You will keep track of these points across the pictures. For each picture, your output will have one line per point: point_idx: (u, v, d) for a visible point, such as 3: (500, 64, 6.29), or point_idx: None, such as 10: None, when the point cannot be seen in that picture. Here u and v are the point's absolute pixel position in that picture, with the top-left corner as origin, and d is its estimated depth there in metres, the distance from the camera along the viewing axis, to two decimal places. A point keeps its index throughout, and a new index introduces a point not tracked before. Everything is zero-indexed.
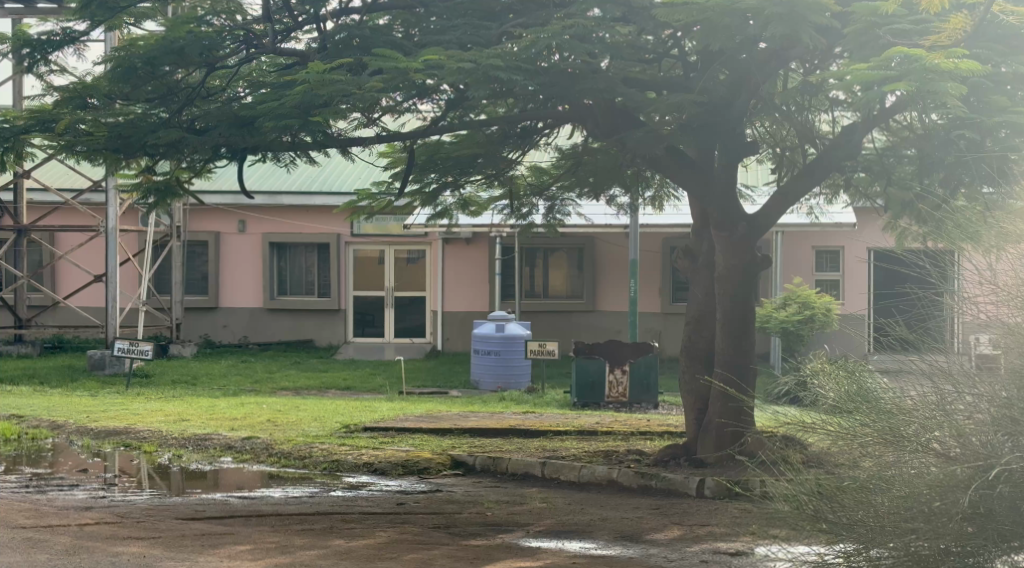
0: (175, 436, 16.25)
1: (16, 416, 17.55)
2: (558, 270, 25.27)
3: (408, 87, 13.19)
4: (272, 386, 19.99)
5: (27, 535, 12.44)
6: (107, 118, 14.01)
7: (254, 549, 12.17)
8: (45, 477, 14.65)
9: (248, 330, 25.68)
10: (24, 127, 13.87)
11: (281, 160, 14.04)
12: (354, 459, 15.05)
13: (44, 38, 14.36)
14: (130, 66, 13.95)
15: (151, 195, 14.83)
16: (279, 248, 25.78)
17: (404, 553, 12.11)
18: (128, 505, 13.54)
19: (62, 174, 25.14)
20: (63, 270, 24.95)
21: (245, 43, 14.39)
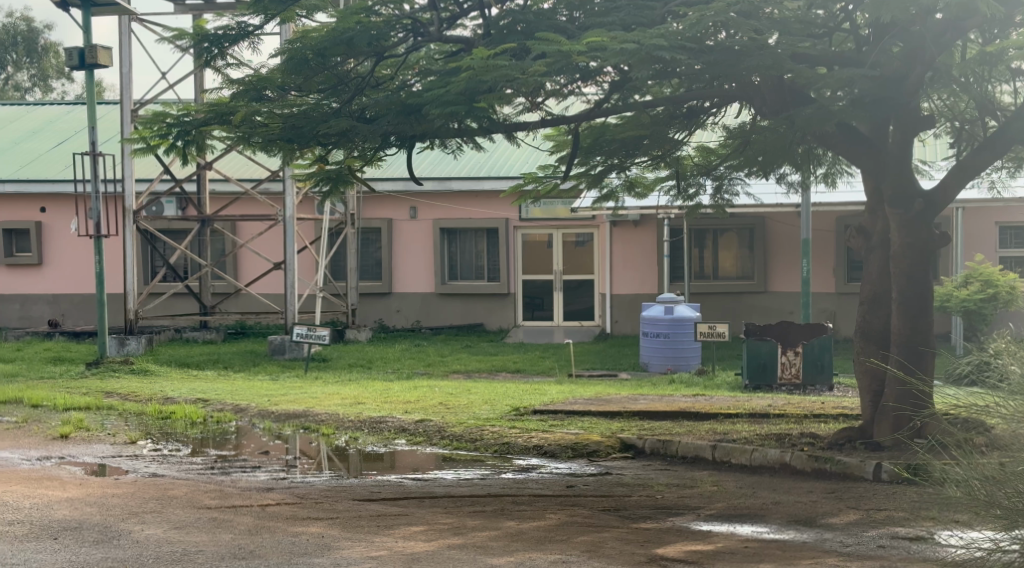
0: (352, 418, 16.55)
1: (202, 399, 18.09)
2: (729, 252, 25.08)
3: (572, 70, 13.26)
4: (444, 369, 20.26)
5: (213, 516, 12.82)
6: (282, 109, 14.33)
7: (428, 531, 12.36)
8: (229, 459, 15.08)
9: (420, 315, 26.03)
10: (202, 120, 14.39)
11: (448, 147, 14.33)
12: (524, 441, 15.19)
13: (220, 33, 14.83)
14: (302, 58, 14.23)
15: (323, 184, 15.00)
16: (450, 234, 26.03)
17: (574, 535, 12.18)
18: (308, 487, 13.86)
19: (243, 165, 25.76)
20: (245, 258, 25.60)
21: (413, 32, 14.56)
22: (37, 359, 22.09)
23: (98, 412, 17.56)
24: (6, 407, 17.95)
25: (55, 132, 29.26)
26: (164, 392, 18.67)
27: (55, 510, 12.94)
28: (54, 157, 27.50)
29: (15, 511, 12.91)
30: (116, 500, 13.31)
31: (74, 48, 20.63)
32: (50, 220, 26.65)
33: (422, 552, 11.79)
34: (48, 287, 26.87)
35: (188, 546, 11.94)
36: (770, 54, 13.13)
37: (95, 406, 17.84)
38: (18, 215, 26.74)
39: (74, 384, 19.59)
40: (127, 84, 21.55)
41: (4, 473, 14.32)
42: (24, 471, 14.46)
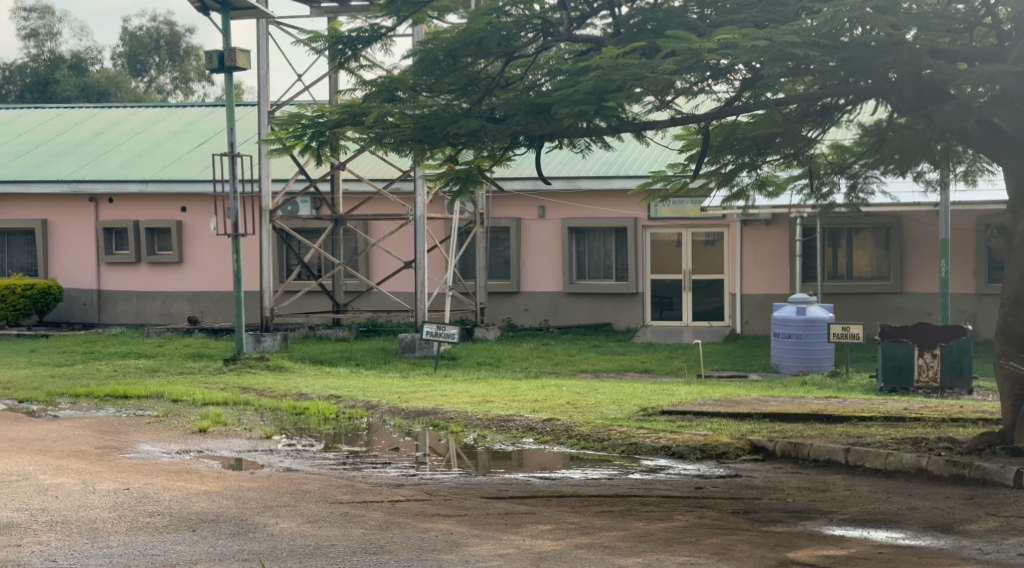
0: (480, 416, 16.59)
1: (334, 396, 18.29)
2: (864, 251, 24.69)
3: (703, 68, 13.15)
4: (572, 369, 20.20)
5: (345, 510, 12.94)
6: (414, 110, 14.42)
7: (556, 530, 12.33)
8: (360, 455, 15.21)
9: (549, 313, 26.08)
10: (336, 121, 14.55)
11: (577, 146, 14.35)
12: (652, 442, 15.09)
13: (354, 34, 14.97)
14: (433, 59, 14.32)
15: (453, 184, 15.00)
16: (578, 233, 26.02)
17: (703, 537, 12.06)
18: (437, 483, 13.92)
19: (376, 165, 26.01)
20: (376, 257, 25.85)
21: (542, 32, 14.56)
22: (177, 355, 22.51)
23: (235, 407, 17.84)
24: (147, 401, 18.31)
25: (196, 133, 29.82)
26: (299, 388, 18.89)
27: (193, 503, 13.16)
28: (194, 157, 28.01)
29: (155, 502, 13.15)
30: (252, 493, 13.50)
31: (215, 52, 20.98)
32: (191, 219, 27.17)
33: (551, 551, 11.77)
34: (189, 285, 27.37)
35: (321, 540, 12.06)
36: (908, 49, 12.86)
37: (232, 401, 18.12)
38: (160, 214, 27.30)
39: (213, 379, 19.92)
40: (265, 86, 21.87)
41: (144, 466, 14.61)
42: (163, 464, 14.72)
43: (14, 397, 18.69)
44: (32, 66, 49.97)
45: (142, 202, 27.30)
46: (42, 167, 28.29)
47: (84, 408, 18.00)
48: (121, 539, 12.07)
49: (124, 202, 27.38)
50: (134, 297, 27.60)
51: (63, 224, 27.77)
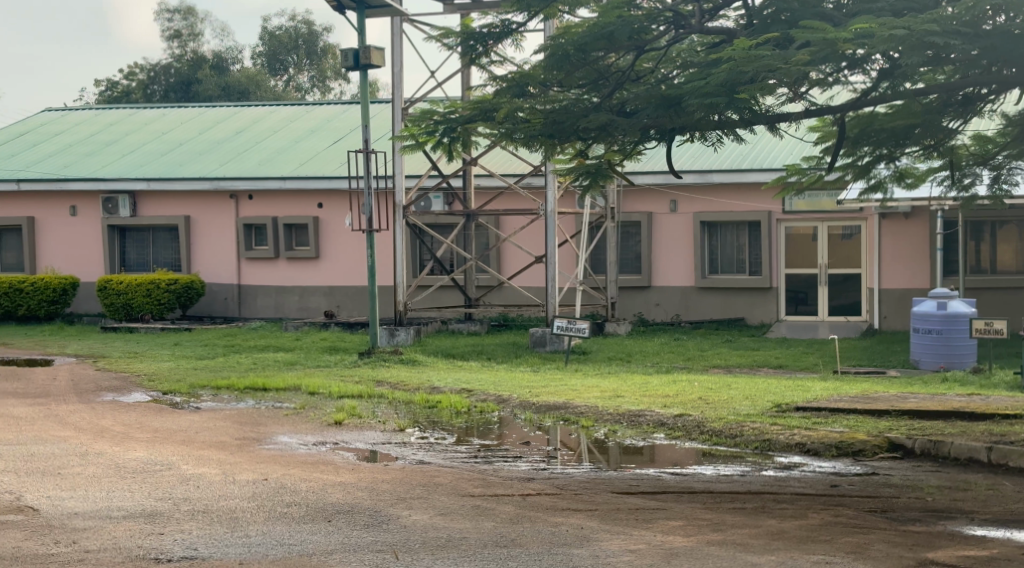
0: (611, 411, 16.51)
1: (466, 389, 18.34)
2: (1008, 245, 24.18)
3: (838, 60, 12.95)
4: (705, 364, 20.03)
5: (476, 503, 12.96)
6: (544, 105, 14.47)
7: (687, 526, 12.22)
8: (492, 448, 15.23)
9: (680, 309, 25.96)
10: (467, 117, 14.65)
11: (709, 139, 14.13)
12: (786, 438, 14.89)
13: (485, 30, 15.05)
14: (566, 53, 14.32)
15: (582, 178, 14.91)
16: (710, 227, 25.86)
17: (839, 536, 11.89)
18: (568, 478, 13.89)
19: (507, 160, 26.07)
20: (507, 252, 25.92)
21: (673, 24, 14.39)
22: (313, 348, 22.75)
23: (369, 400, 17.98)
24: (285, 393, 18.54)
25: (331, 131, 30.09)
26: (432, 382, 19.00)
27: (329, 493, 13.28)
28: (331, 155, 28.25)
29: (292, 493, 13.29)
30: (386, 485, 13.58)
31: (350, 49, 21.14)
32: (327, 215, 27.45)
33: (682, 547, 11.67)
34: (324, 279, 27.63)
35: (453, 533, 12.10)
36: None
37: (367, 394, 18.26)
38: (296, 209, 27.65)
39: (347, 373, 20.11)
40: (398, 83, 22.01)
41: (282, 457, 14.78)
42: (301, 455, 14.88)
43: (158, 389, 19.05)
44: (175, 65, 50.78)
45: (279, 198, 27.71)
46: (184, 164, 28.77)
47: (225, 399, 18.27)
48: (259, 529, 12.21)
49: (264, 200, 27.84)
50: (273, 292, 27.96)
51: (202, 220, 28.35)
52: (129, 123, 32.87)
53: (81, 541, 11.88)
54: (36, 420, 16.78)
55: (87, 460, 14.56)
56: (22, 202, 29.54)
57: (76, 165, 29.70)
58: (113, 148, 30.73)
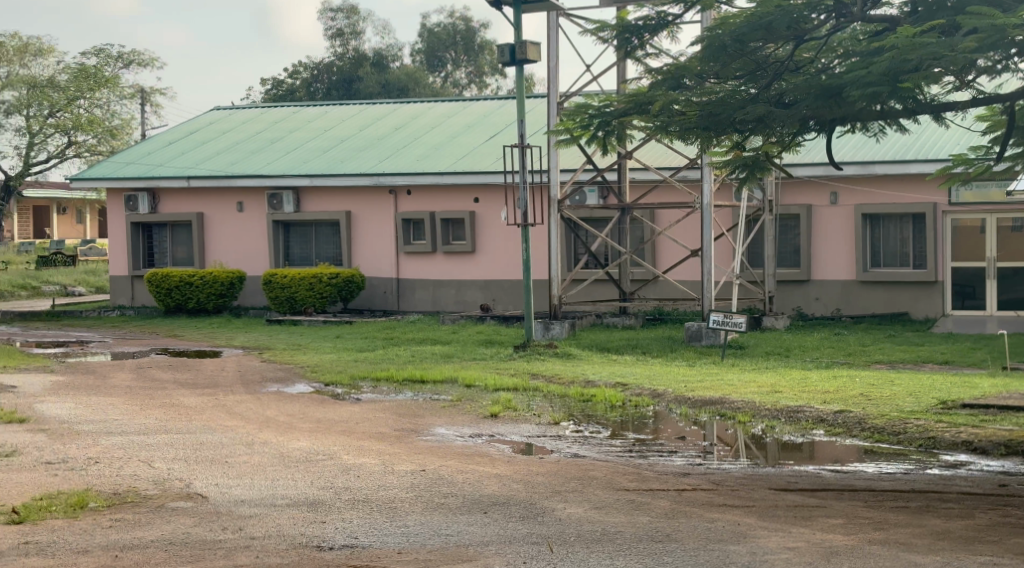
0: (769, 406, 16.31)
1: (621, 383, 18.25)
2: None
3: (1007, 46, 12.63)
4: (866, 360, 19.68)
5: (631, 498, 12.88)
6: (700, 97, 14.31)
7: (848, 524, 12.01)
8: (647, 443, 15.13)
9: (841, 303, 25.61)
10: (623, 110, 14.65)
11: (871, 129, 13.96)
12: (952, 436, 14.55)
13: (641, 22, 15.18)
14: (723, 44, 14.27)
15: (739, 171, 14.63)
16: (873, 220, 25.39)
17: (1007, 537, 11.58)
18: (725, 473, 13.75)
19: (663, 153, 25.91)
20: (663, 245, 25.76)
21: (835, 12, 14.13)
22: (470, 341, 22.84)
23: (525, 393, 17.99)
24: (442, 386, 18.65)
25: (488, 126, 30.19)
26: (587, 376, 18.95)
27: (485, 485, 13.31)
28: (487, 149, 28.33)
29: (450, 484, 13.34)
30: (542, 478, 13.58)
31: (506, 45, 21.20)
32: (483, 208, 27.53)
33: (843, 546, 11.46)
34: (481, 273, 27.71)
35: (608, 526, 12.04)
36: None
37: (522, 387, 18.28)
38: (452, 204, 27.78)
39: (504, 366, 20.16)
40: (554, 77, 22.00)
41: (440, 448, 14.85)
42: (457, 447, 14.94)
43: (319, 381, 19.31)
44: (338, 63, 51.55)
45: (436, 193, 27.87)
46: (345, 161, 29.11)
47: (384, 391, 18.44)
48: (417, 519, 12.28)
49: (421, 195, 28.00)
50: (430, 285, 28.16)
51: (361, 214, 28.66)
52: (291, 121, 33.33)
53: (246, 528, 12.05)
54: (203, 409, 17.11)
55: (251, 449, 14.79)
56: (190, 198, 30.25)
57: (241, 161, 30.33)
58: (277, 146, 31.20)
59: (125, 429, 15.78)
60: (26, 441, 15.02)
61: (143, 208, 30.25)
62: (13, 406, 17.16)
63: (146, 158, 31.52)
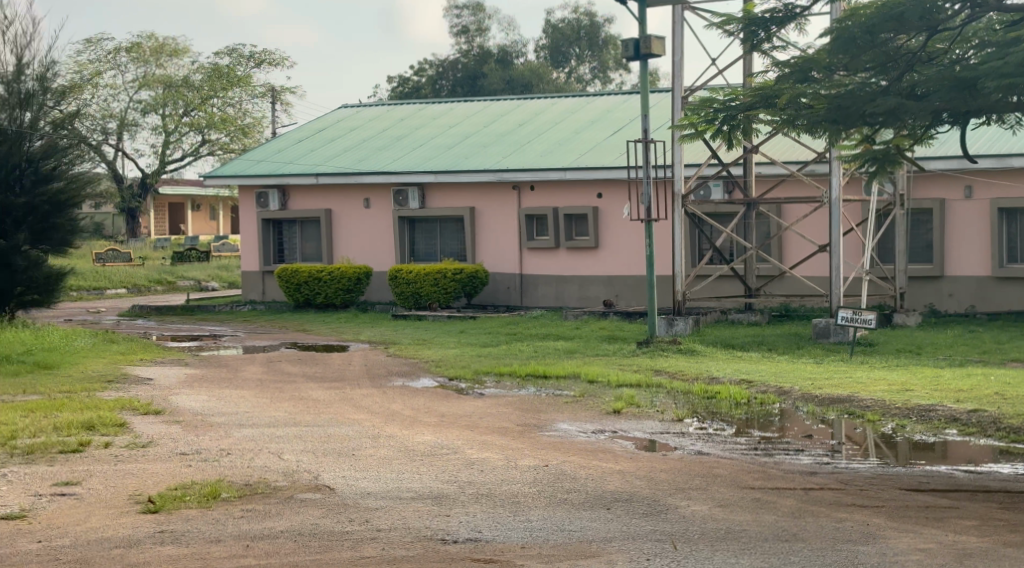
0: (900, 405, 16.00)
1: (747, 381, 18.02)
2: None
3: None
4: (1000, 358, 19.23)
5: (758, 496, 12.69)
6: (829, 90, 14.08)
7: (981, 526, 11.71)
8: (773, 441, 14.92)
9: (975, 300, 25.11)
10: (749, 104, 14.78)
11: (1006, 122, 13.62)
12: None
13: (767, 15, 15.16)
14: (854, 37, 13.99)
15: (870, 165, 14.31)
16: (1008, 214, 24.81)
17: None
18: (852, 472, 13.50)
19: (789, 147, 25.57)
20: (791, 241, 25.44)
21: (970, 3, 13.73)
22: (593, 337, 22.74)
23: (648, 389, 17.83)
24: (565, 381, 18.57)
25: (613, 121, 30.03)
26: (712, 372, 18.75)
27: (609, 482, 13.20)
28: (612, 145, 28.18)
29: (572, 480, 13.26)
30: (665, 474, 13.44)
31: (631, 39, 21.05)
32: (607, 204, 27.31)
33: (975, 548, 11.19)
34: (605, 270, 27.51)
35: (732, 525, 11.88)
36: None
37: (645, 383, 18.12)
38: (576, 199, 27.62)
39: (627, 362, 20.02)
40: (678, 72, 21.79)
41: (564, 444, 14.78)
42: (580, 443, 14.85)
43: (443, 375, 19.35)
44: (463, 61, 51.71)
45: (560, 189, 27.74)
46: (469, 157, 29.16)
47: (507, 386, 18.42)
48: (541, 515, 12.21)
49: (545, 190, 27.93)
50: (553, 281, 28.08)
51: (485, 210, 28.69)
52: (417, 119, 33.46)
53: (372, 520, 12.07)
54: (330, 403, 17.22)
55: (378, 442, 14.84)
56: (317, 195, 30.57)
57: (366, 158, 30.51)
58: (402, 143, 31.35)
59: (256, 422, 15.92)
60: (160, 432, 15.22)
61: (273, 205, 30.70)
62: (148, 397, 17.43)
63: (276, 155, 31.91)
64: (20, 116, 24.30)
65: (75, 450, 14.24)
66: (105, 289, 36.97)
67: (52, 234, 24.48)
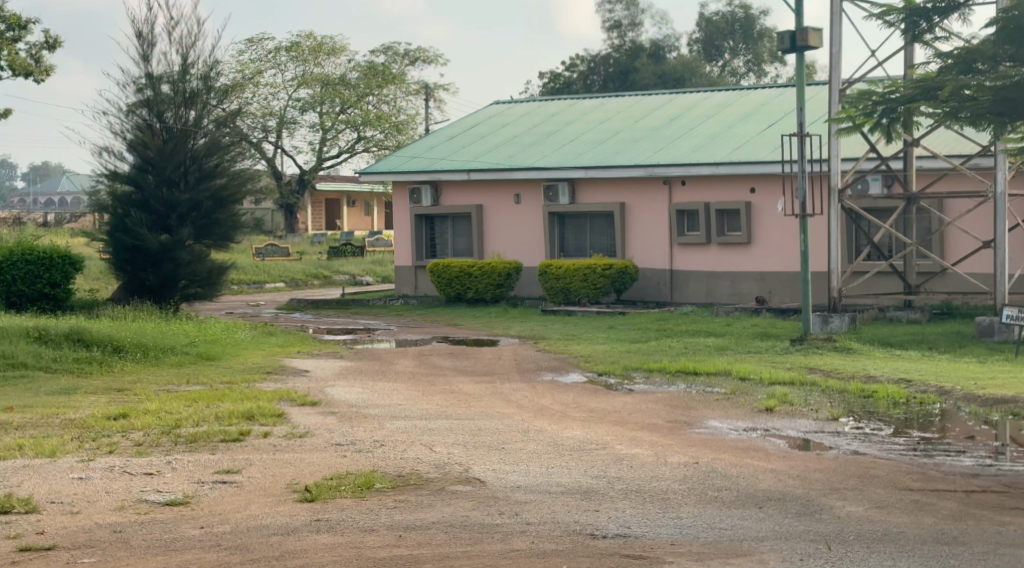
0: None
1: (905, 380, 17.61)
2: None
3: None
4: None
5: (916, 498, 12.35)
6: (995, 82, 13.66)
7: None
8: (932, 441, 14.54)
9: None
10: (910, 96, 14.54)
11: None
12: None
13: (930, 6, 15.10)
14: (1021, 25, 13.54)
15: None
16: None
17: None
18: (1016, 475, 13.08)
19: (952, 141, 24.96)
20: (953, 237, 24.84)
21: None
22: (746, 334, 22.42)
23: (802, 387, 17.51)
24: (716, 378, 18.33)
25: (768, 115, 29.61)
26: (869, 370, 18.35)
27: (761, 480, 12.96)
28: (766, 139, 27.77)
29: (724, 478, 13.05)
30: (820, 474, 13.15)
31: (787, 31, 20.69)
32: (760, 199, 26.90)
33: None
34: (758, 266, 27.10)
35: (890, 527, 11.57)
36: None
37: (799, 381, 17.80)
38: (729, 194, 27.25)
39: (781, 359, 19.70)
40: (835, 64, 21.36)
41: (715, 442, 14.55)
42: (732, 440, 14.62)
43: (594, 370, 19.22)
44: (615, 56, 51.47)
45: (712, 184, 27.40)
46: (622, 152, 28.97)
47: (657, 382, 18.23)
48: (691, 511, 12.03)
49: (698, 185, 27.61)
50: (705, 277, 27.76)
51: (637, 205, 28.48)
52: (569, 114, 33.35)
53: (523, 513, 12.00)
54: (481, 396, 17.20)
55: (528, 436, 14.77)
56: (469, 190, 30.64)
57: (519, 153, 30.48)
58: (554, 138, 31.26)
59: (409, 414, 15.96)
60: (317, 423, 15.33)
61: (426, 201, 30.90)
62: (304, 389, 17.58)
63: (429, 151, 32.06)
64: (185, 115, 24.69)
65: (235, 439, 14.40)
66: (266, 283, 37.60)
67: (214, 229, 24.90)
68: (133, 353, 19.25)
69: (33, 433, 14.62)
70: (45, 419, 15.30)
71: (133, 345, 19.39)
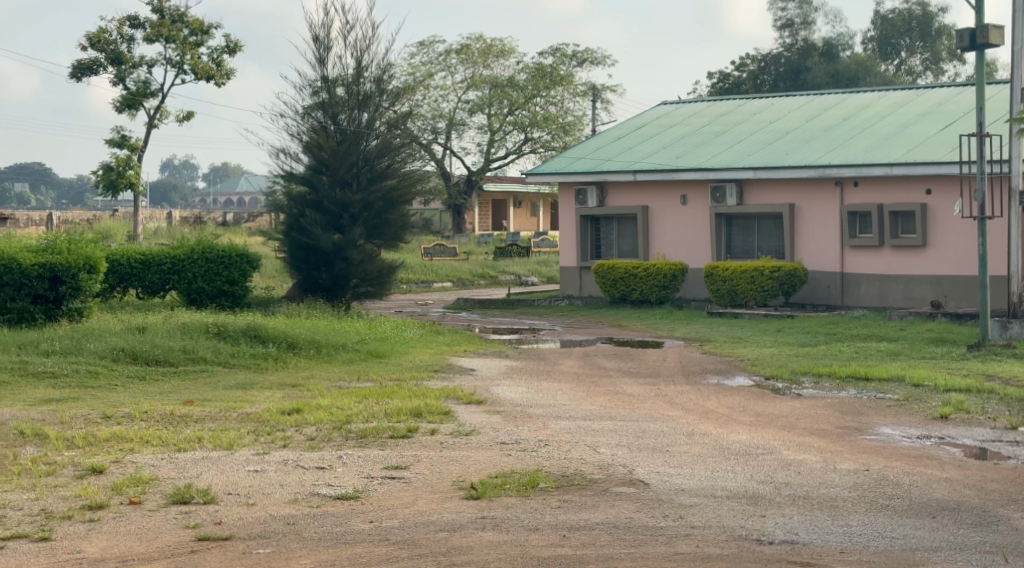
0: None
1: None
2: None
3: None
4: None
5: None
6: None
7: None
8: None
9: None
10: None
11: None
12: None
13: None
14: None
15: None
16: None
17: None
18: None
19: None
20: None
21: None
22: (919, 339, 21.93)
23: (977, 395, 17.07)
24: (889, 384, 17.97)
25: (945, 115, 28.92)
26: None
27: (935, 489, 12.65)
28: (943, 140, 27.14)
29: (896, 486, 12.77)
30: (997, 484, 12.79)
31: (966, 29, 20.21)
32: (936, 201, 26.23)
33: None
34: (933, 269, 26.43)
35: None
36: None
37: (976, 388, 17.35)
38: (905, 196, 26.65)
39: (956, 365, 19.23)
40: (1019, 63, 20.77)
41: (886, 449, 14.26)
42: (905, 448, 14.31)
43: (761, 374, 18.99)
44: (786, 55, 50.87)
45: (887, 185, 26.84)
46: (793, 153, 28.58)
47: (827, 388, 17.93)
48: (861, 520, 11.79)
49: (872, 186, 27.07)
50: (879, 280, 27.16)
51: (809, 207, 28.04)
52: (738, 115, 33.00)
53: (687, 517, 11.88)
54: (647, 398, 17.11)
55: (694, 439, 14.63)
56: (637, 191, 30.49)
57: (688, 154, 30.27)
58: (724, 139, 30.97)
59: (574, 414, 15.94)
60: (482, 421, 15.39)
61: (593, 201, 30.85)
62: (471, 388, 17.67)
63: (597, 152, 32.00)
64: (358, 117, 24.97)
65: (403, 435, 14.51)
66: (433, 282, 37.92)
67: (384, 229, 25.16)
68: (307, 349, 19.56)
69: (212, 425, 14.95)
70: (221, 413, 15.60)
71: (307, 342, 19.70)
